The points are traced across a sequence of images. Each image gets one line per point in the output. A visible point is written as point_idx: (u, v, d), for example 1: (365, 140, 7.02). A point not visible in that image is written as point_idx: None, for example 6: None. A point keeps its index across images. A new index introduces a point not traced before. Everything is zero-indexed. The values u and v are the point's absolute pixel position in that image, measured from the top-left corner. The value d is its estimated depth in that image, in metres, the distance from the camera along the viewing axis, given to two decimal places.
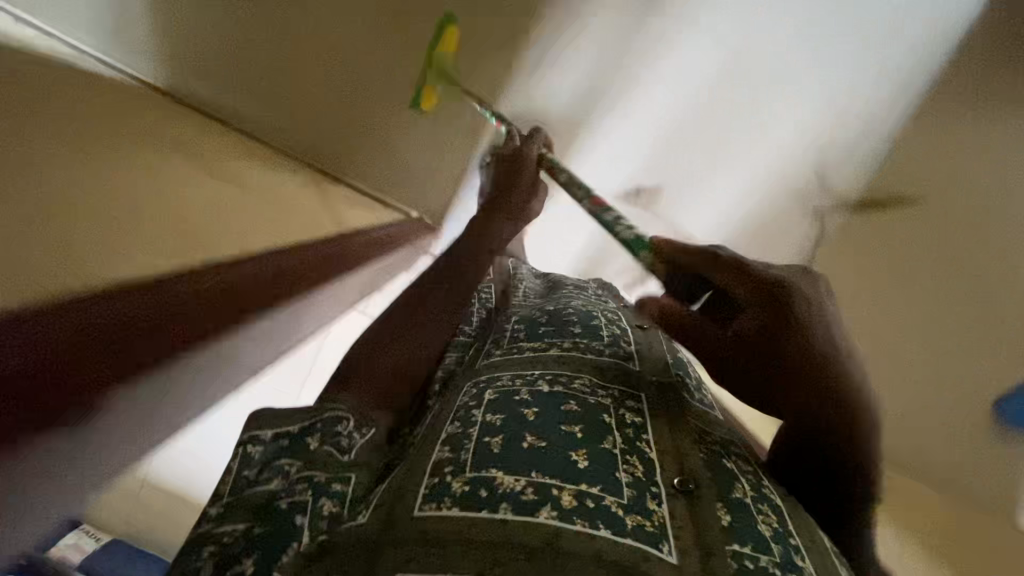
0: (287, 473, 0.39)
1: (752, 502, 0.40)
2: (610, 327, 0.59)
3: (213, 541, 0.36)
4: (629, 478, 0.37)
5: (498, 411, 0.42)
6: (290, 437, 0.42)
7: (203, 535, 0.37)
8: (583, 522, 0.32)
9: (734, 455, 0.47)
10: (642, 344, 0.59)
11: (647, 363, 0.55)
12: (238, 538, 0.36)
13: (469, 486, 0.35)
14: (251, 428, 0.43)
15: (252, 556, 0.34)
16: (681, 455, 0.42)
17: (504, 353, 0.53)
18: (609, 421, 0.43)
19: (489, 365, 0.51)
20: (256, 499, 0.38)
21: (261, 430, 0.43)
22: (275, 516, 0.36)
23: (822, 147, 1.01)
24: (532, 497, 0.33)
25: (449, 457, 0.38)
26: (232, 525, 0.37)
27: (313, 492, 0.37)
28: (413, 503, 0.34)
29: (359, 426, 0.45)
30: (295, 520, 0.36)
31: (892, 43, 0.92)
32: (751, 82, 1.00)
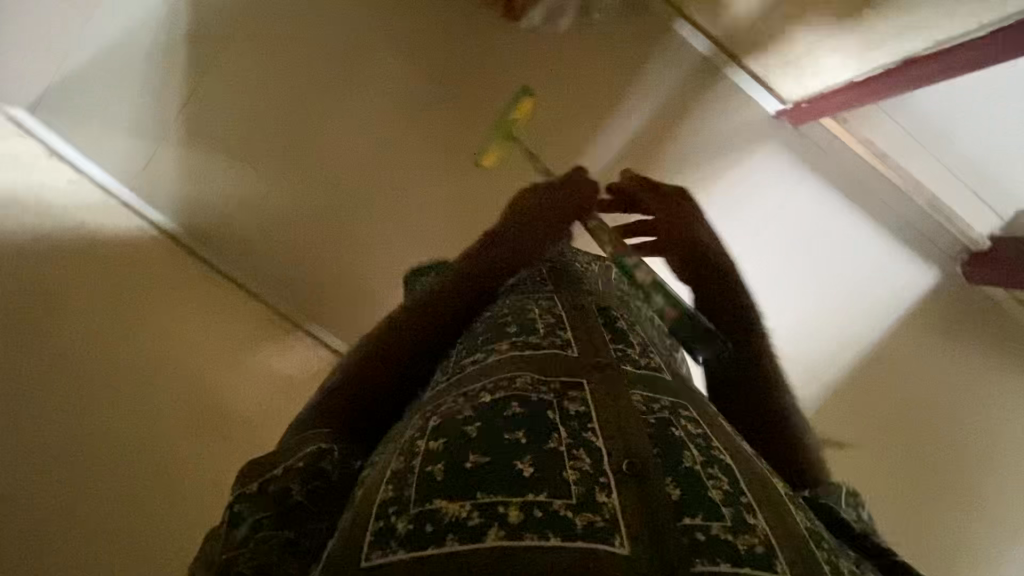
0: (260, 530, 0.41)
1: (702, 469, 0.40)
2: (548, 315, 0.57)
3: None
4: (576, 475, 0.37)
5: (441, 435, 0.40)
6: (268, 484, 0.43)
7: None
8: (532, 536, 0.32)
9: (683, 418, 0.47)
10: (586, 319, 0.56)
11: (586, 340, 0.53)
12: None
13: (414, 522, 0.33)
14: (240, 481, 0.44)
15: None
16: (629, 434, 0.42)
17: (448, 375, 0.51)
18: (553, 418, 0.42)
19: (433, 390, 0.50)
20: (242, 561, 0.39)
21: (247, 483, 0.44)
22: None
23: (852, 330, 0.97)
24: (479, 521, 0.33)
25: (393, 496, 0.36)
26: None
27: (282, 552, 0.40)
28: (359, 553, 0.33)
29: (342, 457, 0.47)
30: None
31: (896, 249, 0.98)
32: (803, 237, 0.97)
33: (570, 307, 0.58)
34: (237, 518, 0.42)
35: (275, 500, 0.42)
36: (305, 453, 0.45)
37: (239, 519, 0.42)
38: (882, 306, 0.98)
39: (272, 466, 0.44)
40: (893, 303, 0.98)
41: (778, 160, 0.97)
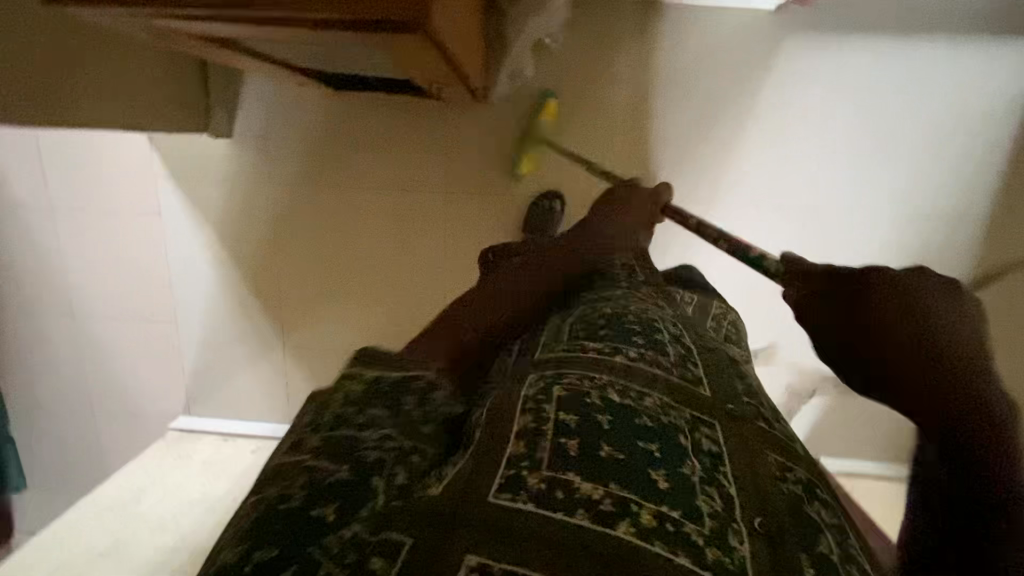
0: (379, 424, 0.41)
1: (839, 563, 0.37)
2: (675, 343, 0.57)
3: (304, 472, 0.37)
4: (710, 509, 0.36)
5: (571, 411, 0.41)
6: (390, 384, 0.45)
7: (303, 466, 0.38)
8: (661, 545, 0.32)
9: (819, 502, 0.44)
10: (713, 366, 0.56)
11: (718, 387, 0.52)
12: (327, 475, 0.37)
13: (545, 484, 0.35)
14: (352, 362, 0.47)
15: (344, 468, 0.37)
16: (763, 495, 0.40)
17: (566, 348, 0.51)
18: (685, 444, 0.41)
19: (548, 356, 0.50)
20: (347, 444, 0.39)
21: (360, 366, 0.46)
22: (362, 466, 0.37)
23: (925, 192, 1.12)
24: (611, 509, 0.33)
25: (524, 451, 0.38)
26: (325, 462, 0.38)
27: (398, 457, 0.39)
28: (487, 489, 0.35)
29: (448, 395, 0.48)
30: (374, 482, 0.36)
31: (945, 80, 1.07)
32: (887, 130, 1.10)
33: (699, 347, 0.59)
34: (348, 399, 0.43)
35: (388, 405, 0.43)
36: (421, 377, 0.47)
37: (346, 402, 0.43)
38: (953, 141, 1.09)
39: (385, 363, 0.47)
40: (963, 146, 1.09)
41: (804, 62, 1.09)
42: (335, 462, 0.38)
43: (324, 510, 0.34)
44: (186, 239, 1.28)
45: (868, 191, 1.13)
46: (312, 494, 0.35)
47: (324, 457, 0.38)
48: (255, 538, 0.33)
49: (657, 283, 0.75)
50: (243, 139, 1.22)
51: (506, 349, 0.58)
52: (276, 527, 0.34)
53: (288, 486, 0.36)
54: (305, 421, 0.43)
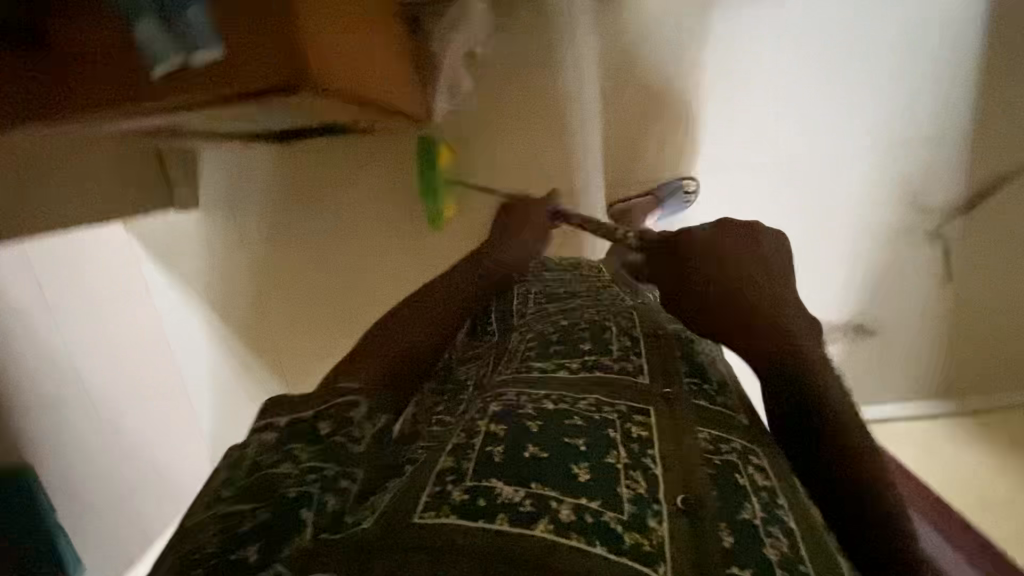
0: (296, 459, 0.41)
1: (761, 526, 0.39)
2: (620, 339, 0.57)
3: (223, 520, 0.37)
4: (630, 495, 0.37)
5: (503, 421, 0.42)
6: (304, 421, 0.44)
7: (222, 513, 0.37)
8: (578, 537, 0.33)
9: (751, 468, 0.45)
10: (656, 348, 0.57)
11: (657, 372, 0.53)
12: (244, 520, 0.36)
13: (468, 495, 0.35)
14: (267, 411, 0.46)
15: (260, 514, 0.36)
16: (689, 471, 0.41)
17: (512, 372, 0.53)
18: (614, 436, 0.43)
19: (498, 381, 0.52)
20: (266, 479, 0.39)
21: (275, 415, 0.45)
22: (281, 503, 0.37)
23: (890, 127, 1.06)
24: (529, 508, 0.34)
25: (452, 466, 0.38)
26: (242, 506, 0.37)
27: (321, 486, 0.38)
28: (412, 508, 0.35)
29: (372, 414, 0.46)
30: (301, 515, 0.36)
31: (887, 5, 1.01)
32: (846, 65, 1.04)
33: (647, 335, 0.59)
34: (265, 446, 0.42)
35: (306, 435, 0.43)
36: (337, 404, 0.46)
37: (263, 450, 0.42)
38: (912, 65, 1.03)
39: (301, 405, 0.45)
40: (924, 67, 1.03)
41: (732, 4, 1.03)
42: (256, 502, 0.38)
43: (244, 552, 0.34)
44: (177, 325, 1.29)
45: (846, 136, 1.07)
46: (230, 541, 0.35)
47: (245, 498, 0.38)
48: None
49: (616, 284, 0.75)
50: (209, 208, 1.22)
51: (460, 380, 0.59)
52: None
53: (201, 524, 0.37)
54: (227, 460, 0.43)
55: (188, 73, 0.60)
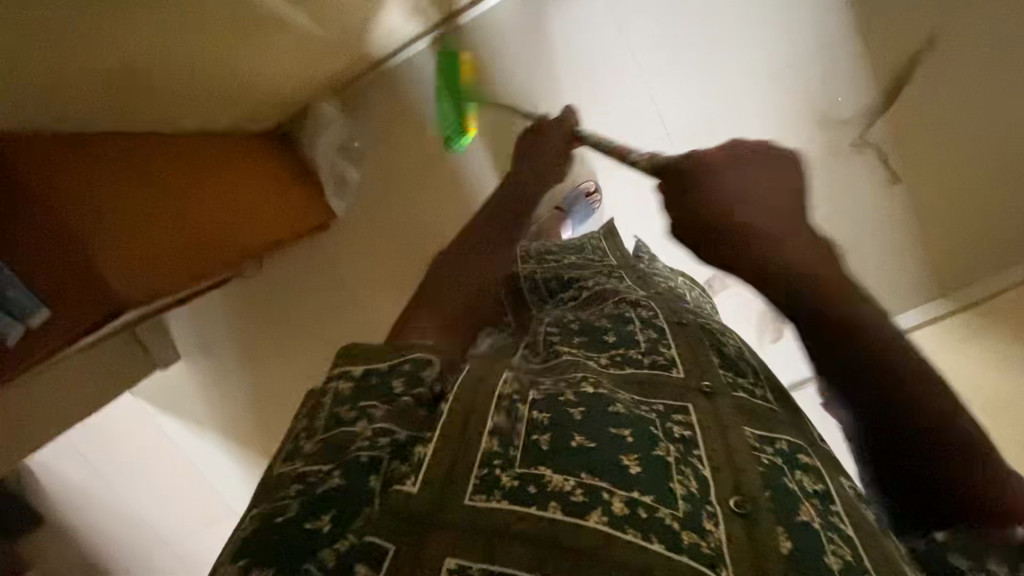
0: (371, 420, 0.39)
1: (821, 531, 0.37)
2: (647, 332, 0.56)
3: (299, 481, 0.36)
4: (683, 491, 0.36)
5: (546, 408, 0.41)
6: (383, 373, 0.42)
7: (294, 470, 0.37)
8: (634, 532, 0.32)
9: (801, 472, 0.43)
10: (687, 340, 0.55)
11: (691, 364, 0.51)
12: (322, 479, 0.35)
13: (517, 481, 0.34)
14: (342, 361, 0.44)
15: (338, 473, 0.35)
16: (740, 470, 0.40)
17: (543, 361, 0.52)
18: (658, 431, 0.41)
19: (527, 368, 0.49)
20: (345, 442, 0.38)
21: (352, 366, 0.44)
22: (355, 469, 0.35)
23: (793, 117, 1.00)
24: (582, 499, 0.33)
25: (497, 450, 0.37)
26: (316, 466, 0.36)
27: (393, 453, 0.37)
28: (462, 490, 0.34)
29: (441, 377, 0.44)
30: (369, 483, 0.35)
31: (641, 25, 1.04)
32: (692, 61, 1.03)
33: (672, 324, 0.57)
34: (341, 403, 0.41)
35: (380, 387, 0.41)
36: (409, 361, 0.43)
37: (343, 401, 0.41)
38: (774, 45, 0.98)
39: (385, 354, 0.43)
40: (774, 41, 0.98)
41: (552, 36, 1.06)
42: (336, 465, 0.36)
43: (319, 521, 0.33)
44: (203, 442, 1.35)
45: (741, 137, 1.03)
46: (309, 506, 0.34)
47: (326, 459, 0.37)
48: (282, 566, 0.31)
49: (628, 273, 0.73)
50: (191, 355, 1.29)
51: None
52: (290, 550, 0.32)
53: (282, 503, 0.35)
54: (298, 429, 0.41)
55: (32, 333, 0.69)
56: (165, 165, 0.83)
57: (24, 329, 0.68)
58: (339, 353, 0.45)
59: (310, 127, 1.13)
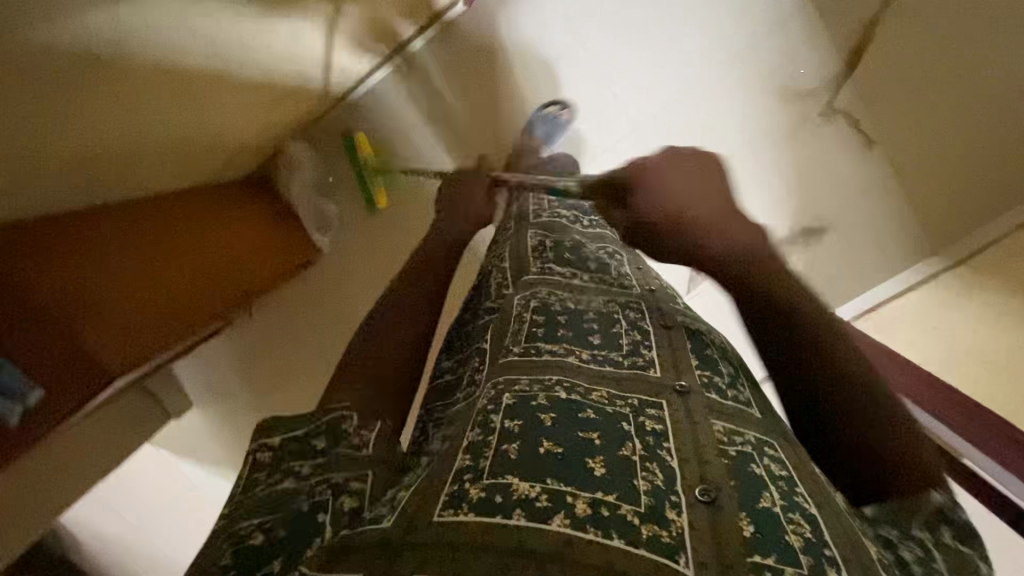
0: (299, 474, 0.41)
1: (782, 512, 0.38)
2: (631, 334, 0.57)
3: (235, 535, 0.38)
4: (648, 487, 0.37)
5: (517, 416, 0.42)
6: (297, 438, 0.43)
7: (225, 530, 0.38)
8: (596, 531, 0.33)
9: (767, 458, 0.45)
10: (668, 343, 0.56)
11: (668, 365, 0.53)
12: (257, 531, 0.38)
13: (485, 491, 0.35)
14: (260, 434, 0.43)
15: (269, 532, 0.38)
16: (705, 462, 0.41)
17: (522, 350, 0.52)
18: (628, 429, 0.43)
19: (508, 360, 0.51)
20: (273, 495, 0.40)
21: (267, 437, 0.43)
22: (294, 519, 0.38)
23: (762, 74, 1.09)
24: (546, 504, 0.34)
25: (469, 465, 0.38)
26: (250, 520, 0.38)
27: (331, 493, 0.39)
28: (433, 507, 0.35)
29: (365, 423, 0.44)
30: (318, 519, 0.38)
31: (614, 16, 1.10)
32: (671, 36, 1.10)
33: (657, 327, 0.58)
34: (256, 480, 0.41)
35: (301, 451, 0.42)
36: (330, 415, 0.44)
37: (262, 467, 0.42)
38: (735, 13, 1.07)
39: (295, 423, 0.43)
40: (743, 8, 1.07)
41: (528, 38, 1.12)
42: (271, 519, 0.38)
43: (270, 566, 0.36)
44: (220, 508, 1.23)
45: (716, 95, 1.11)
46: (248, 560, 0.36)
47: (261, 512, 0.39)
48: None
49: (626, 262, 0.73)
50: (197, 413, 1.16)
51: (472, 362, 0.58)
52: None
53: (214, 562, 0.36)
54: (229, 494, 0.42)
55: (35, 412, 0.60)
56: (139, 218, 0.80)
57: (25, 408, 0.59)
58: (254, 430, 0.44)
59: (282, 168, 1.08)
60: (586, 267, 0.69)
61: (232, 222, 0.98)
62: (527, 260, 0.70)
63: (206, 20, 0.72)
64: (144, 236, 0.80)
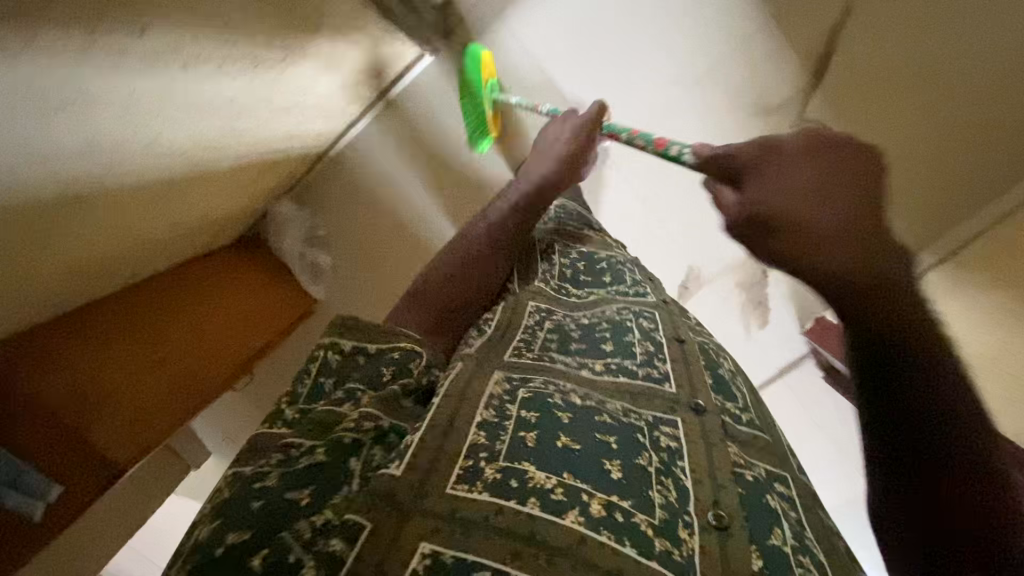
0: (356, 402, 0.41)
1: (790, 553, 0.38)
2: (643, 342, 0.55)
3: (278, 452, 0.37)
4: (662, 500, 0.37)
5: (534, 408, 0.41)
6: (367, 356, 0.45)
7: (274, 440, 0.39)
8: (609, 535, 0.33)
9: (778, 494, 0.44)
10: (681, 356, 0.55)
11: (683, 381, 0.51)
12: (303, 454, 0.37)
13: (500, 474, 0.35)
14: (332, 333, 0.47)
15: (318, 451, 0.37)
16: (720, 486, 0.41)
17: (536, 355, 0.50)
18: (644, 439, 0.42)
19: (517, 361, 0.48)
20: (326, 417, 0.40)
21: (344, 339, 0.46)
22: (335, 448, 0.37)
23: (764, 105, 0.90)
24: (563, 497, 0.34)
25: (485, 442, 0.38)
26: (298, 441, 0.38)
27: (372, 439, 0.38)
28: (445, 478, 0.35)
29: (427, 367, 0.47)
30: (348, 464, 0.36)
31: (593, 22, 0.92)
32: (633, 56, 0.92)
33: (670, 339, 0.57)
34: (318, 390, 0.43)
35: (365, 377, 0.44)
36: (397, 349, 0.46)
37: (328, 374, 0.44)
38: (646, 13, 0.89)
39: (371, 337, 0.46)
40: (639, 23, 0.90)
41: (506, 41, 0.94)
42: (317, 444, 0.38)
43: (297, 493, 0.34)
44: None
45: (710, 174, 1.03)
46: (289, 479, 0.35)
47: (308, 435, 0.39)
48: (262, 533, 0.32)
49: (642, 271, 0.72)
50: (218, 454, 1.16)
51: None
52: (273, 519, 0.33)
53: (263, 470, 0.36)
54: (272, 419, 0.42)
55: (53, 506, 0.67)
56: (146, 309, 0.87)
57: (44, 504, 0.66)
58: (330, 324, 0.48)
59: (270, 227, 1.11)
60: (603, 279, 0.67)
61: (210, 286, 1.00)
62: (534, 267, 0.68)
63: (227, 93, 0.64)
64: (123, 324, 0.82)
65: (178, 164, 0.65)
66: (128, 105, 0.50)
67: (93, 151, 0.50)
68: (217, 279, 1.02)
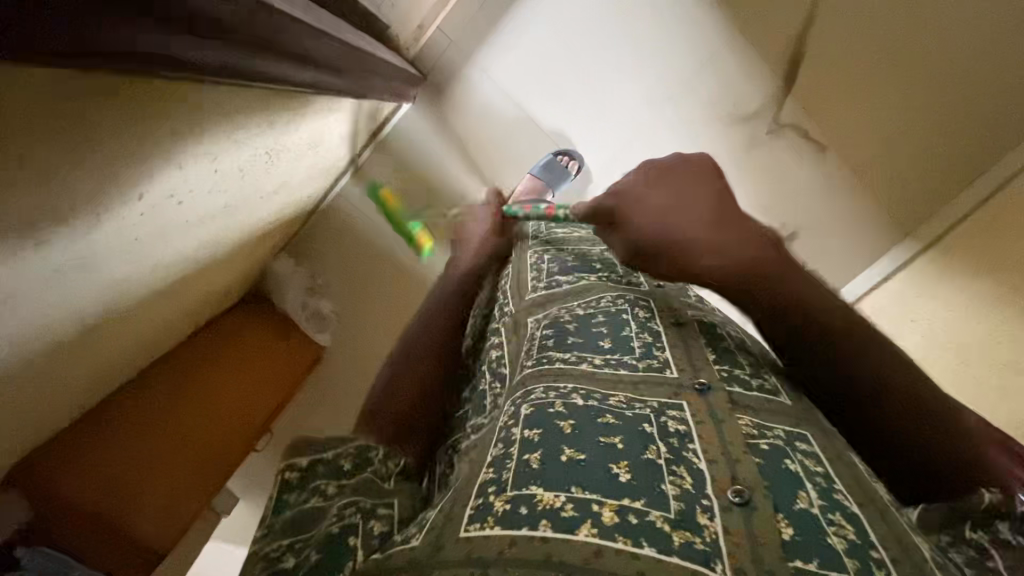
0: (329, 496, 0.41)
1: (820, 514, 0.37)
2: (641, 335, 0.56)
3: (264, 558, 0.37)
4: (676, 492, 0.36)
5: (537, 426, 0.42)
6: (326, 461, 0.44)
7: (254, 553, 0.38)
8: (625, 540, 0.32)
9: (799, 454, 0.43)
10: (679, 340, 0.55)
11: (685, 365, 0.51)
12: (289, 552, 0.37)
13: (509, 505, 0.35)
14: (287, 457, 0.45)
15: (305, 551, 0.37)
16: (736, 461, 0.40)
17: (535, 361, 0.52)
18: (650, 430, 0.42)
19: (527, 375, 0.51)
20: (304, 516, 0.40)
21: (298, 457, 0.44)
22: (329, 541, 0.37)
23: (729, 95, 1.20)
24: (572, 513, 0.34)
25: (491, 478, 0.38)
26: (282, 541, 0.38)
27: (363, 516, 0.39)
28: (458, 523, 0.35)
29: (390, 453, 0.47)
30: (348, 542, 0.37)
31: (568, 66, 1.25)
32: (599, 80, 1.25)
33: (668, 326, 0.58)
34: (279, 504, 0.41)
35: (330, 472, 0.43)
36: (352, 447, 0.46)
37: (291, 486, 0.42)
38: (604, 53, 1.23)
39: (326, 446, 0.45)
40: (599, 58, 1.23)
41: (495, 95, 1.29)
42: (303, 540, 0.38)
43: None
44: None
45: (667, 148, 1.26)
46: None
47: (293, 535, 0.39)
48: None
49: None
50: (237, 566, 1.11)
51: (490, 384, 0.58)
52: None
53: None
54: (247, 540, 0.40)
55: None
56: (167, 396, 0.91)
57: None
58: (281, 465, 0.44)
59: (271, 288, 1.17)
60: (594, 266, 0.70)
61: (230, 353, 1.04)
62: (524, 279, 0.72)
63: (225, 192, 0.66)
64: (137, 418, 0.85)
65: (168, 265, 0.66)
66: (114, 249, 0.51)
67: (124, 271, 0.56)
68: (217, 350, 1.03)
